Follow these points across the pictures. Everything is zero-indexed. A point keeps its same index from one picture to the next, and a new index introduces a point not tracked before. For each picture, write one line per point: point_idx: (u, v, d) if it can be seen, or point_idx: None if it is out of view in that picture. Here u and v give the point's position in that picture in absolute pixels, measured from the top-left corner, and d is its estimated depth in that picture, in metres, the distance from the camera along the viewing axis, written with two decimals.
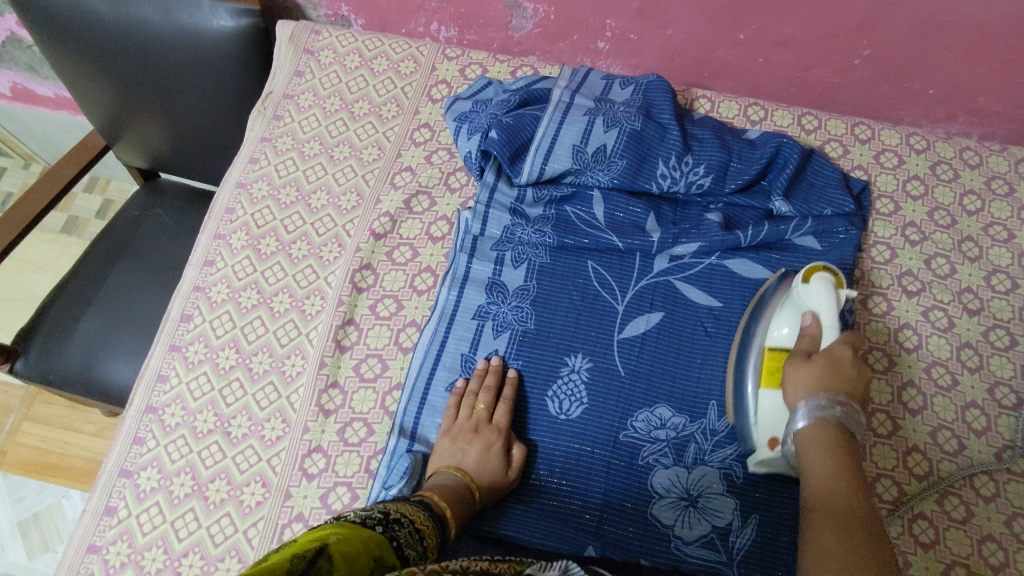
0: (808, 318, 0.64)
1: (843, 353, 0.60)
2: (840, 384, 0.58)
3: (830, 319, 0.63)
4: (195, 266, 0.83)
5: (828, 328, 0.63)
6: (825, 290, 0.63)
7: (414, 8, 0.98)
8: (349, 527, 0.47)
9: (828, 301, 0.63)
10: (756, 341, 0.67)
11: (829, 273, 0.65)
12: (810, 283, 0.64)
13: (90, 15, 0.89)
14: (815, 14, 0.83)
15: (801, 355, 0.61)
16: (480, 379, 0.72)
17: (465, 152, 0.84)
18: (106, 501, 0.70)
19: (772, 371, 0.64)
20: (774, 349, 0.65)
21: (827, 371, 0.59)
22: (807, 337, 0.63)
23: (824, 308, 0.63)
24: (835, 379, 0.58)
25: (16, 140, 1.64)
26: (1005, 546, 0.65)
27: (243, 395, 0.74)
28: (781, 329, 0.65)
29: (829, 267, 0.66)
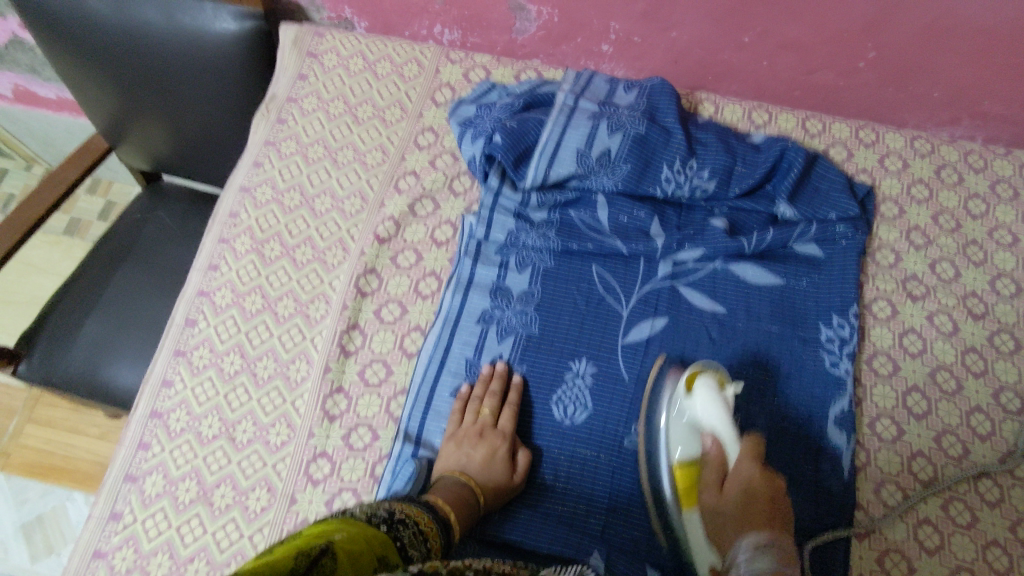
0: (708, 439, 0.67)
1: (749, 470, 0.63)
2: (760, 517, 0.61)
3: (728, 433, 0.66)
4: (199, 271, 0.83)
5: (729, 446, 0.66)
6: (711, 399, 0.66)
7: (417, 11, 0.98)
8: (354, 525, 0.47)
9: (714, 406, 0.66)
10: (663, 455, 0.67)
11: (712, 376, 0.68)
12: (694, 392, 0.67)
13: (94, 18, 0.89)
14: (820, 18, 0.83)
15: (711, 488, 0.65)
16: (485, 383, 0.72)
17: (469, 156, 0.83)
18: (110, 506, 0.70)
19: (687, 490, 0.65)
20: (683, 465, 0.66)
21: (743, 512, 0.61)
22: (712, 454, 0.66)
23: (717, 420, 0.66)
24: (757, 513, 0.61)
25: (18, 142, 1.64)
26: (1011, 551, 0.65)
27: (248, 400, 0.74)
28: (677, 448, 0.66)
29: (708, 367, 0.69)
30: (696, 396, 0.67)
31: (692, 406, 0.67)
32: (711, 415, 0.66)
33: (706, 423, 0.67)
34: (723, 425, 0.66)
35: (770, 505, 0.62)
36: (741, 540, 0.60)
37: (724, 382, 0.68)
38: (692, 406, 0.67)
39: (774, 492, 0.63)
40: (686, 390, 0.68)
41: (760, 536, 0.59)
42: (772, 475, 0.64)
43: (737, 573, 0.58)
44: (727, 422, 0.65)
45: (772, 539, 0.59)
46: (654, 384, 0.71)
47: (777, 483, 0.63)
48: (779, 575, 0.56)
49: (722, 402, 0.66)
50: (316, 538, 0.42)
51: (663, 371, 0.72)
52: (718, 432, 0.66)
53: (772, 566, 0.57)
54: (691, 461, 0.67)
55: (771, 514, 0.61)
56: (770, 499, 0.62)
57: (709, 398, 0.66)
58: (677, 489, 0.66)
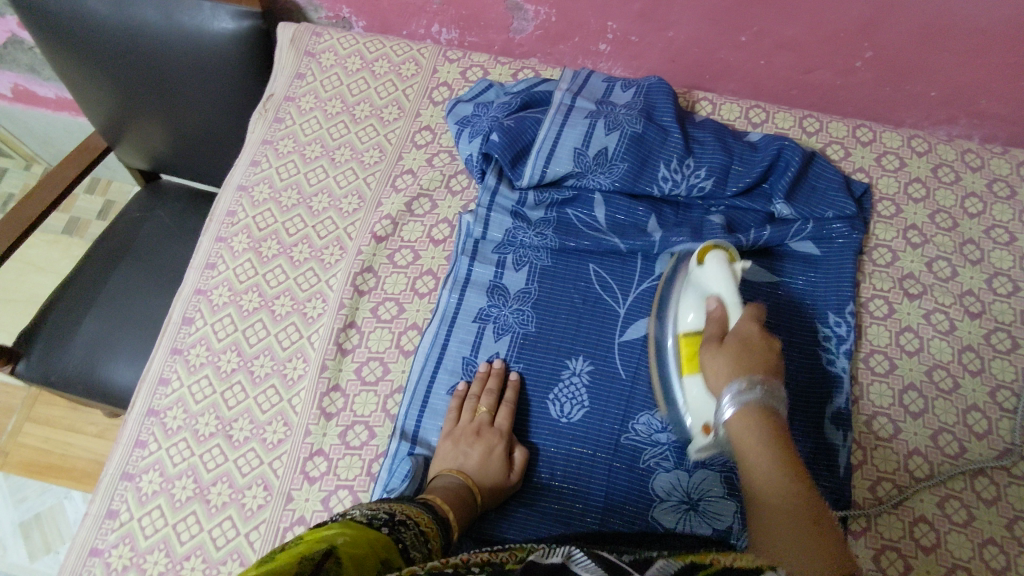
0: (712, 302, 0.66)
1: (749, 326, 0.63)
2: (761, 364, 0.60)
3: (731, 297, 0.66)
4: (197, 269, 0.83)
5: (732, 309, 0.66)
6: (720, 268, 0.67)
7: (415, 10, 0.98)
8: (355, 528, 0.47)
9: (723, 279, 0.67)
10: (670, 323, 0.69)
11: (722, 251, 0.69)
12: (705, 263, 0.69)
13: (92, 17, 0.89)
14: (816, 17, 0.83)
15: (716, 335, 0.63)
16: (482, 382, 0.72)
17: (467, 155, 0.84)
18: (107, 504, 0.70)
19: (691, 354, 0.65)
20: (688, 336, 0.66)
21: (740, 349, 0.61)
22: (715, 313, 0.65)
23: (722, 285, 0.67)
24: (758, 359, 0.60)
25: (17, 141, 1.64)
26: (1007, 549, 0.65)
27: (245, 398, 0.74)
28: (687, 314, 0.67)
29: (721, 245, 0.70)
30: (707, 264, 0.68)
31: (703, 275, 0.68)
32: (717, 283, 0.67)
33: (712, 289, 0.67)
34: (729, 289, 0.66)
35: (773, 361, 0.61)
36: (729, 381, 0.59)
37: (735, 259, 0.70)
38: (702, 274, 0.69)
39: (777, 351, 0.62)
40: (698, 262, 0.70)
41: (756, 375, 0.58)
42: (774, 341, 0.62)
43: (723, 412, 0.58)
44: (734, 295, 0.66)
45: (762, 379, 0.58)
46: (673, 271, 0.73)
47: (777, 348, 0.62)
48: (774, 433, 0.56)
49: (729, 272, 0.67)
50: (318, 542, 0.42)
51: (678, 264, 0.74)
52: (724, 296, 0.66)
53: (762, 409, 0.57)
54: (699, 331, 0.67)
55: (765, 359, 0.60)
56: (773, 352, 0.61)
57: (718, 264, 0.67)
58: (680, 354, 0.67)
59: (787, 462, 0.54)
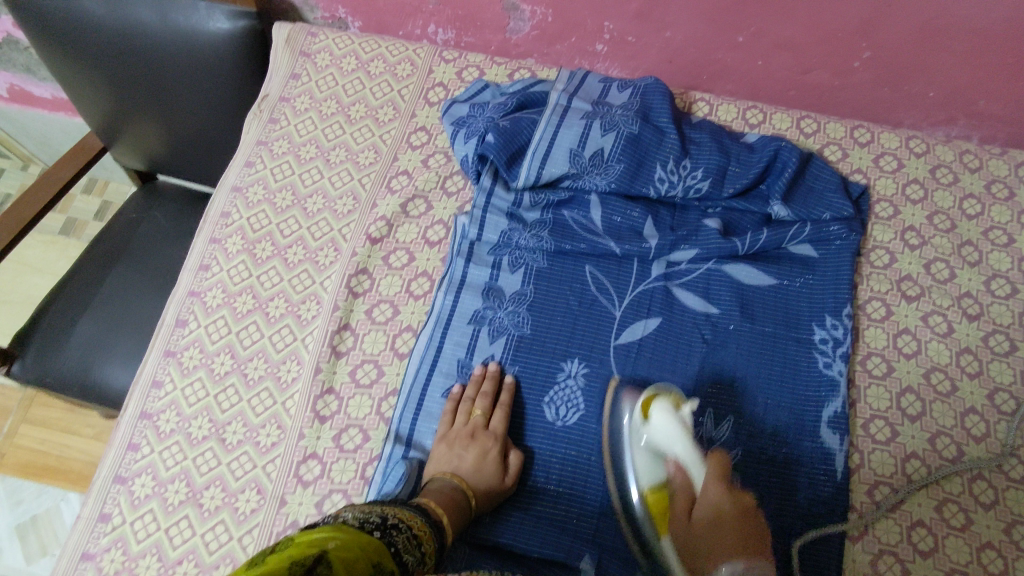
0: (672, 468, 0.63)
1: (714, 494, 0.59)
2: (741, 537, 0.56)
3: (689, 452, 0.63)
4: (190, 271, 0.82)
5: (693, 468, 0.62)
6: (667, 421, 0.64)
7: (411, 10, 0.97)
8: (346, 533, 0.46)
9: (675, 434, 0.63)
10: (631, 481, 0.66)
11: (668, 399, 0.65)
12: (650, 420, 0.65)
13: (86, 17, 0.89)
14: (814, 17, 0.82)
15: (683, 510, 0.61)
16: (477, 385, 0.71)
17: (462, 156, 0.83)
18: (99, 508, 0.69)
19: (660, 515, 0.63)
20: (654, 492, 0.64)
21: (704, 529, 0.57)
22: (676, 483, 0.63)
23: (675, 441, 0.63)
24: (733, 535, 0.56)
25: (14, 142, 1.63)
26: (1005, 554, 0.65)
27: (238, 401, 0.74)
28: (642, 479, 0.65)
29: (668, 393, 0.67)
30: (654, 419, 0.65)
31: (651, 433, 0.65)
32: (671, 438, 0.63)
33: (670, 450, 0.64)
34: (684, 445, 0.63)
35: (747, 525, 0.58)
36: (709, 565, 0.55)
37: (681, 402, 0.66)
38: (651, 432, 0.65)
39: (750, 506, 0.59)
40: (644, 417, 0.66)
41: (737, 559, 0.54)
42: (742, 495, 0.60)
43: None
44: (687, 438, 0.63)
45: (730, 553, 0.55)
46: (613, 398, 0.71)
47: (746, 500, 0.59)
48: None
49: (678, 422, 0.64)
50: (308, 547, 0.41)
51: (618, 394, 0.71)
52: (681, 459, 0.63)
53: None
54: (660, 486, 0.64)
55: (741, 530, 0.57)
56: (739, 501, 0.59)
57: (666, 419, 0.64)
58: (651, 516, 0.64)
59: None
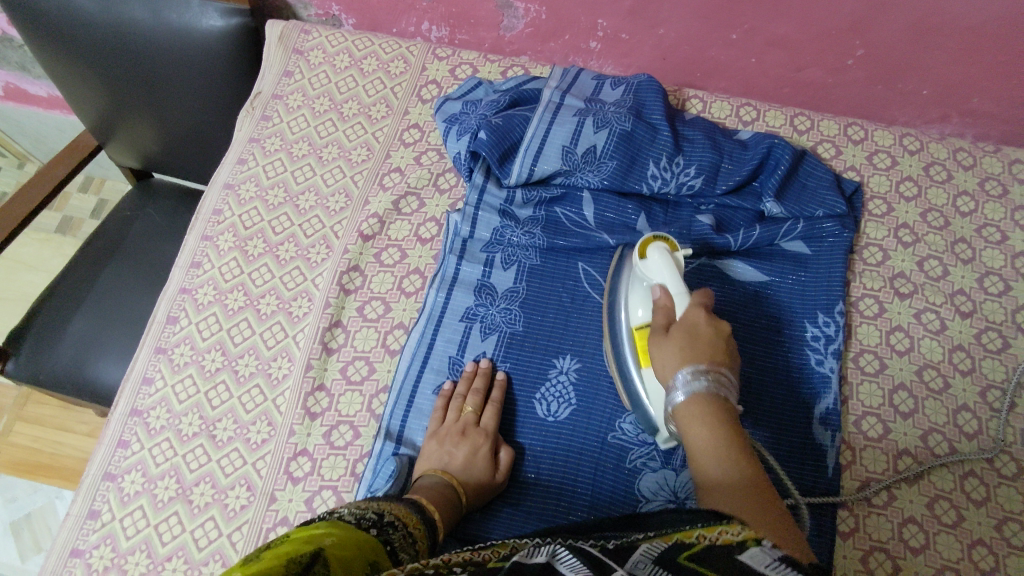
0: (656, 291, 0.65)
1: (696, 315, 0.61)
2: (709, 351, 0.57)
3: (675, 283, 0.64)
4: (182, 268, 0.82)
5: (678, 295, 0.63)
6: (661, 259, 0.65)
7: (405, 8, 0.97)
8: (343, 530, 0.46)
9: (666, 269, 0.64)
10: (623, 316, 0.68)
11: (662, 241, 0.67)
12: (648, 257, 0.66)
13: (79, 14, 0.89)
14: (808, 15, 0.82)
15: (661, 326, 0.62)
16: (468, 381, 0.71)
17: (455, 153, 0.83)
18: (89, 505, 0.69)
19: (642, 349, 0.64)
20: (641, 327, 0.65)
21: (685, 339, 0.59)
22: (660, 302, 0.64)
23: (666, 273, 0.64)
24: (701, 344, 0.58)
25: (10, 139, 1.63)
26: (997, 551, 0.65)
27: (229, 397, 0.73)
28: (636, 310, 0.66)
29: (663, 236, 0.68)
30: (648, 257, 0.66)
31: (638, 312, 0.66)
32: (660, 274, 0.65)
33: (656, 279, 0.65)
34: (671, 277, 0.64)
35: (719, 339, 0.59)
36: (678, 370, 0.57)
37: (677, 248, 0.68)
38: (643, 267, 0.66)
39: (722, 330, 0.60)
40: (640, 255, 0.68)
41: (700, 361, 0.56)
42: (722, 325, 0.61)
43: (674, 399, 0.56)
44: (674, 271, 0.64)
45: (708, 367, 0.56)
46: (619, 260, 0.74)
47: (724, 327, 0.61)
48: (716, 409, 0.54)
49: (671, 258, 0.65)
50: (304, 544, 0.41)
51: (623, 255, 0.74)
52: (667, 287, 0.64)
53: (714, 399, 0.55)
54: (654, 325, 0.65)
55: (712, 341, 0.58)
56: (717, 331, 0.60)
57: (659, 255, 0.65)
58: (635, 347, 0.65)
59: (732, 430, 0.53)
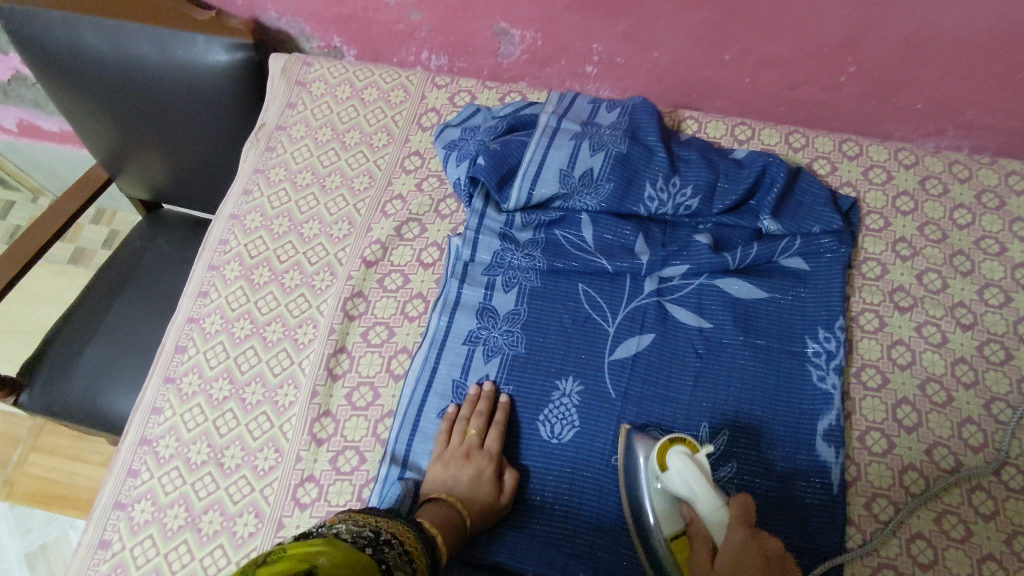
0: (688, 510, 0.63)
1: (738, 538, 0.57)
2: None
3: (707, 500, 0.61)
4: (189, 298, 0.84)
5: (715, 520, 0.60)
6: (685, 467, 0.62)
7: (404, 38, 0.99)
8: (340, 549, 0.46)
9: (694, 482, 0.62)
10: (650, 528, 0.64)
11: (684, 447, 0.64)
12: (667, 470, 0.64)
13: (91, 53, 0.93)
14: (798, 34, 0.84)
15: (704, 563, 0.58)
16: (472, 405, 0.72)
17: (455, 179, 0.85)
18: (100, 534, 0.70)
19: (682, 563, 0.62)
20: (674, 539, 0.63)
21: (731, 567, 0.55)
22: (694, 525, 0.62)
23: (692, 486, 0.62)
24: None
25: (23, 174, 1.67)
26: (1007, 565, 0.64)
27: (237, 425, 0.74)
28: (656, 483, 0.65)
29: (681, 437, 0.66)
30: (670, 468, 0.63)
31: (664, 480, 0.64)
32: (687, 484, 0.62)
33: (684, 491, 0.63)
34: (702, 492, 0.61)
35: (765, 563, 0.55)
36: None
37: (697, 448, 0.65)
38: (666, 479, 0.64)
39: (768, 551, 0.56)
40: (659, 463, 0.65)
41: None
42: (766, 540, 0.57)
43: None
44: (705, 485, 0.61)
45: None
46: (627, 440, 0.69)
47: (772, 547, 0.56)
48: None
49: (698, 470, 0.62)
50: (297, 563, 0.41)
51: (630, 443, 0.68)
52: (696, 501, 0.62)
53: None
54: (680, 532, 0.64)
55: (765, 570, 0.54)
56: (762, 556, 0.55)
57: (681, 463, 0.63)
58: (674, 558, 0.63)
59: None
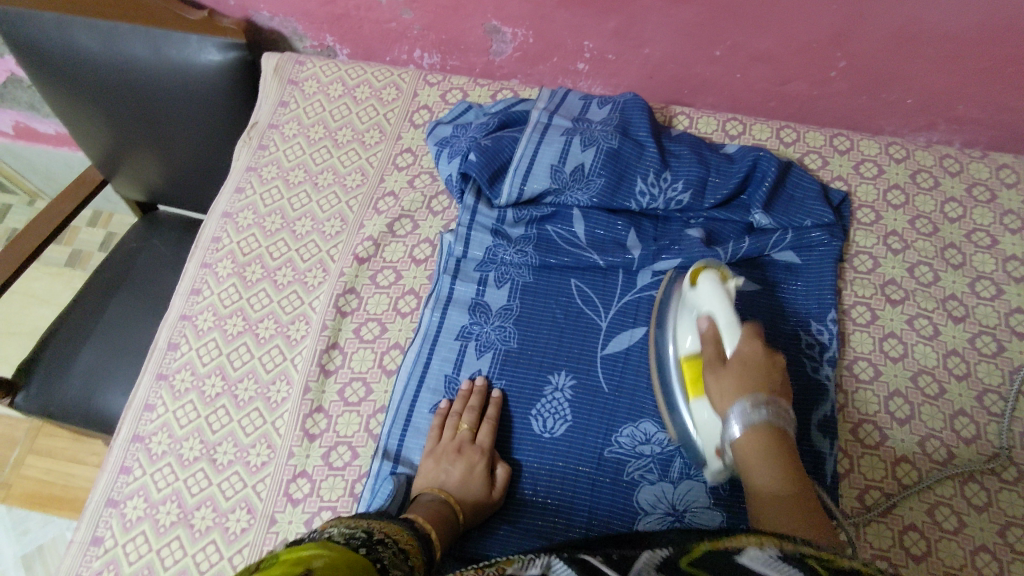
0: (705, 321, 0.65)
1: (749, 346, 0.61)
2: (763, 382, 0.59)
3: (728, 316, 0.63)
4: (182, 296, 0.84)
5: (728, 326, 0.63)
6: (711, 286, 0.65)
7: (396, 36, 1.00)
8: (334, 549, 0.44)
9: (717, 299, 0.64)
10: (676, 389, 0.67)
11: (714, 271, 0.67)
12: (697, 286, 0.67)
13: (84, 53, 0.93)
14: (788, 30, 0.84)
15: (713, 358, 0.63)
16: (464, 400, 0.72)
17: (446, 175, 0.85)
18: (92, 531, 0.70)
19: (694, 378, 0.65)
20: (689, 357, 0.66)
21: (739, 372, 0.59)
22: (705, 330, 0.65)
23: (716, 305, 0.64)
24: (755, 374, 0.59)
25: (20, 176, 1.67)
26: (1000, 556, 0.64)
27: (229, 421, 0.75)
28: (685, 338, 0.67)
29: (714, 265, 0.69)
30: (700, 285, 0.66)
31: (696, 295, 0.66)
32: (710, 303, 0.65)
33: (705, 308, 0.65)
34: (721, 307, 0.64)
35: (772, 368, 0.60)
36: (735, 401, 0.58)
37: (728, 277, 0.68)
38: (694, 295, 0.67)
39: (767, 357, 0.61)
40: (692, 283, 0.68)
41: (757, 393, 0.57)
42: (775, 355, 0.62)
43: (731, 433, 0.57)
44: (726, 302, 0.64)
45: (774, 402, 0.57)
46: (663, 296, 0.73)
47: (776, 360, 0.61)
48: (772, 436, 0.56)
49: (722, 289, 0.65)
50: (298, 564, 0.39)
51: (671, 281, 0.74)
52: (717, 317, 0.64)
53: (772, 422, 0.56)
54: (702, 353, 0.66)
55: (767, 375, 0.59)
56: (762, 357, 0.60)
57: (711, 284, 0.65)
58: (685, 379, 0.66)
59: (787, 461, 0.55)
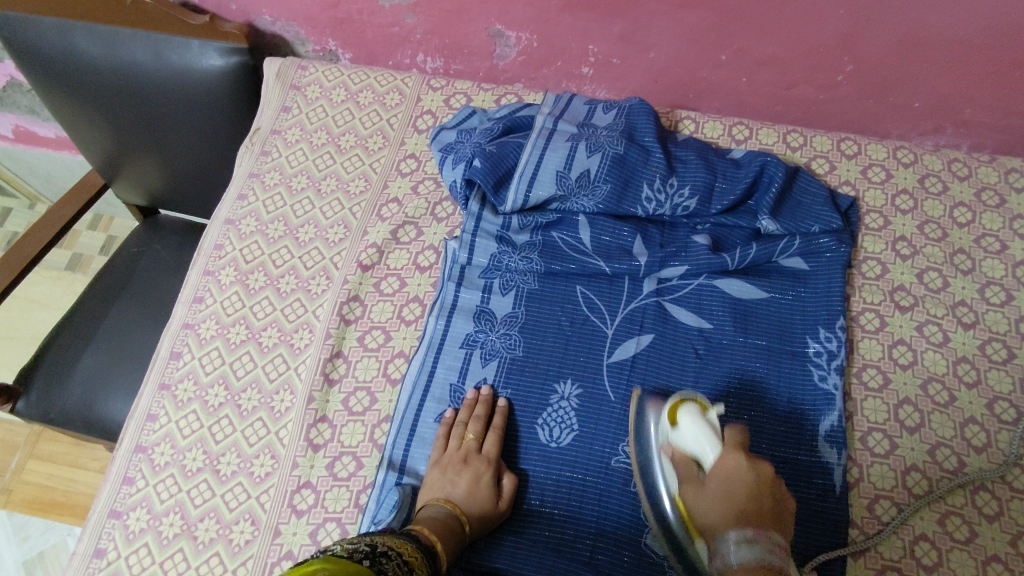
0: (685, 449, 0.61)
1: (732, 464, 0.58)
2: (757, 509, 0.56)
3: (713, 454, 0.60)
4: (184, 304, 0.83)
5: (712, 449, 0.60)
6: (696, 425, 0.61)
7: (400, 40, 0.99)
8: (337, 563, 0.44)
9: (703, 437, 0.61)
10: (659, 480, 0.63)
11: (695, 404, 0.63)
12: (678, 426, 0.63)
13: (85, 58, 0.92)
14: (795, 34, 0.83)
15: (689, 485, 0.59)
16: (469, 409, 0.71)
17: (450, 181, 0.84)
18: (94, 543, 0.69)
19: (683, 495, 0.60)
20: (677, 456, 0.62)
21: (724, 500, 0.56)
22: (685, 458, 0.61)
23: (703, 444, 0.60)
24: (745, 498, 0.56)
25: (20, 180, 1.67)
26: (1012, 567, 0.64)
27: (232, 431, 0.74)
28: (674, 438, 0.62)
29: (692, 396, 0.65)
30: (681, 425, 0.62)
31: (678, 434, 0.62)
32: (694, 442, 0.61)
33: (690, 450, 0.61)
34: (710, 447, 0.60)
35: (763, 494, 0.57)
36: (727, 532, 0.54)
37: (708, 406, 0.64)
38: (677, 437, 0.62)
39: (757, 470, 0.58)
40: (670, 419, 0.64)
41: (746, 527, 0.54)
42: (761, 463, 0.59)
43: (724, 563, 0.54)
44: (715, 440, 0.60)
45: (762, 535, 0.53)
46: (638, 403, 0.69)
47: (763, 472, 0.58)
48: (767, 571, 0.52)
49: (706, 425, 0.61)
50: None
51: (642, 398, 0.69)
52: (704, 460, 0.60)
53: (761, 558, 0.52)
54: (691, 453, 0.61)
55: (755, 499, 0.56)
56: (754, 476, 0.57)
57: (692, 421, 0.62)
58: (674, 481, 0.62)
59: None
